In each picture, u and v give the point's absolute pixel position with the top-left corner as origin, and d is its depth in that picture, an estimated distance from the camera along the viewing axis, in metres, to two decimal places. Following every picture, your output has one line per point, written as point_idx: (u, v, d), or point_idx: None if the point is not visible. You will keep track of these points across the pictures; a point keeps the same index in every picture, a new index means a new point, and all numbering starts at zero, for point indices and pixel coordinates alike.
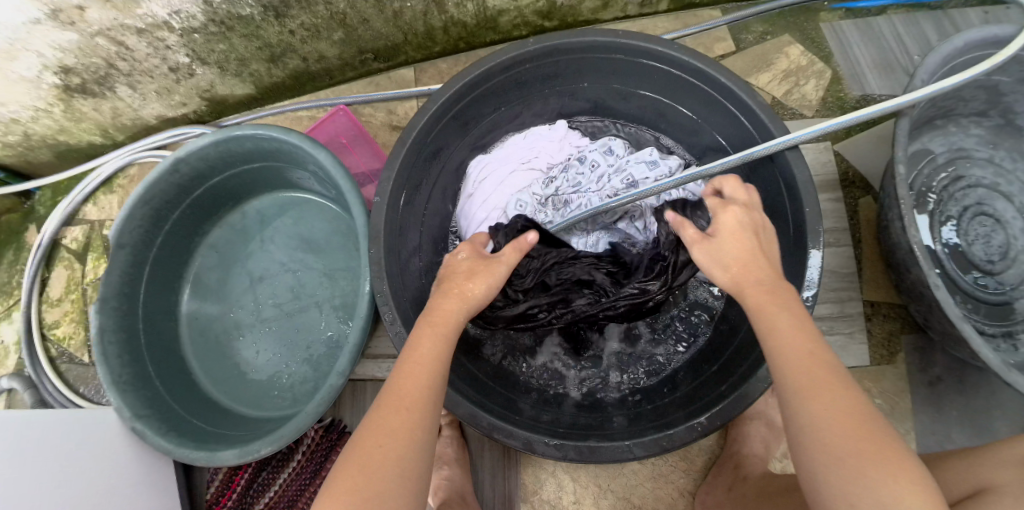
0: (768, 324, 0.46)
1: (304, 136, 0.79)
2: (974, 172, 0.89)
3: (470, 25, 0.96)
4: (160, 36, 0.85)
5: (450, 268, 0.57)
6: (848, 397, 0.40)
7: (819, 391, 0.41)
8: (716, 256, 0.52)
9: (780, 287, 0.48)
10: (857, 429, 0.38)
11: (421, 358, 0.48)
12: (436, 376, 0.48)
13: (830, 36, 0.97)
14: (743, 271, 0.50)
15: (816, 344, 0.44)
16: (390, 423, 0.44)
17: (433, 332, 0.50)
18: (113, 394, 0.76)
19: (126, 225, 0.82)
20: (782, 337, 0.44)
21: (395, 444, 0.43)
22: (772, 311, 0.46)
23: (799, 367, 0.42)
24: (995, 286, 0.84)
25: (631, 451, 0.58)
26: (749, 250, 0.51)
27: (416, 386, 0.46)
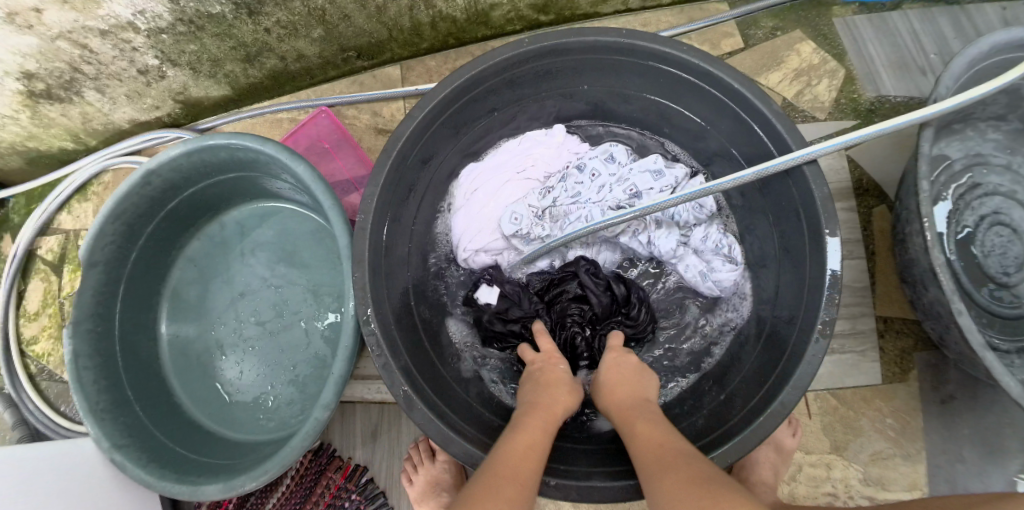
0: (632, 429, 0.51)
1: (281, 146, 0.74)
2: (991, 179, 0.83)
3: (460, 20, 0.89)
4: (126, 38, 0.79)
5: (545, 375, 0.63)
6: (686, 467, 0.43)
7: (665, 471, 0.43)
8: (599, 391, 0.61)
9: (644, 404, 0.55)
10: (694, 490, 0.39)
11: (530, 439, 0.51)
12: (540, 459, 0.49)
13: (842, 32, 0.90)
14: (614, 394, 0.58)
15: (661, 437, 0.48)
16: (499, 488, 0.43)
17: (541, 421, 0.54)
18: (89, 422, 0.72)
19: (98, 242, 0.77)
20: (636, 437, 0.50)
21: (504, 505, 0.41)
22: (635, 421, 0.52)
23: (651, 459, 0.46)
24: (1010, 300, 0.79)
25: (637, 492, 0.53)
26: (623, 374, 0.61)
27: (526, 463, 0.47)
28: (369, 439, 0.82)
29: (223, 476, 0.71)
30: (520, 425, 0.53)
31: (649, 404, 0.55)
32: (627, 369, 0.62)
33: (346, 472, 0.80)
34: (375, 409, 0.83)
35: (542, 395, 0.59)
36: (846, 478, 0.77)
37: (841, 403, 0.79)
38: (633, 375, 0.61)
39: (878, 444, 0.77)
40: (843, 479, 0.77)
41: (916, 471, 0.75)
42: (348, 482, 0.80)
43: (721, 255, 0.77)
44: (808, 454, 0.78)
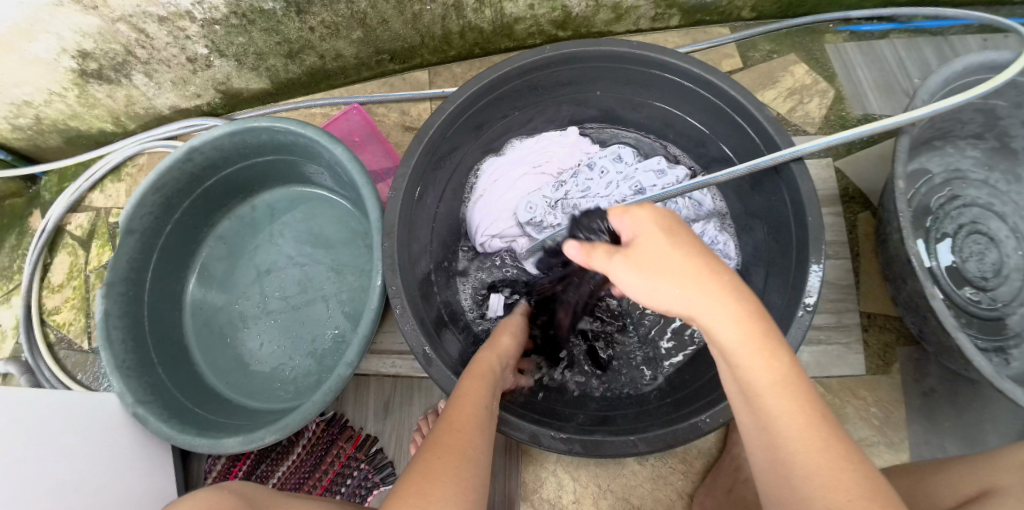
0: (754, 366, 0.41)
1: (320, 131, 0.80)
2: (969, 192, 0.91)
3: (486, 31, 0.98)
4: (181, 26, 0.86)
5: (496, 332, 0.71)
6: (847, 463, 0.37)
7: (826, 478, 0.37)
8: (658, 270, 0.47)
9: (756, 312, 0.43)
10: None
11: (472, 400, 0.54)
12: (485, 416, 0.53)
13: (834, 57, 1.00)
14: (704, 287, 0.44)
15: (803, 393, 0.40)
16: (445, 452, 0.47)
17: (479, 382, 0.57)
18: (115, 378, 0.76)
19: (137, 211, 0.82)
20: (768, 384, 0.41)
21: (451, 469, 0.45)
22: (772, 352, 0.42)
23: (794, 438, 0.39)
24: (988, 302, 0.86)
25: (637, 446, 0.59)
26: (702, 253, 0.47)
27: (467, 419, 0.51)
28: (380, 412, 0.86)
29: (242, 433, 0.75)
30: (464, 385, 0.56)
31: (764, 314, 0.44)
32: (700, 248, 0.48)
33: (357, 442, 0.84)
34: (389, 383, 0.87)
35: (479, 360, 0.62)
36: None
37: (828, 391, 0.84)
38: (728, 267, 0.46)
39: (862, 431, 0.82)
40: None
41: (898, 458, 0.80)
42: (358, 452, 0.83)
43: (717, 250, 0.85)
44: None
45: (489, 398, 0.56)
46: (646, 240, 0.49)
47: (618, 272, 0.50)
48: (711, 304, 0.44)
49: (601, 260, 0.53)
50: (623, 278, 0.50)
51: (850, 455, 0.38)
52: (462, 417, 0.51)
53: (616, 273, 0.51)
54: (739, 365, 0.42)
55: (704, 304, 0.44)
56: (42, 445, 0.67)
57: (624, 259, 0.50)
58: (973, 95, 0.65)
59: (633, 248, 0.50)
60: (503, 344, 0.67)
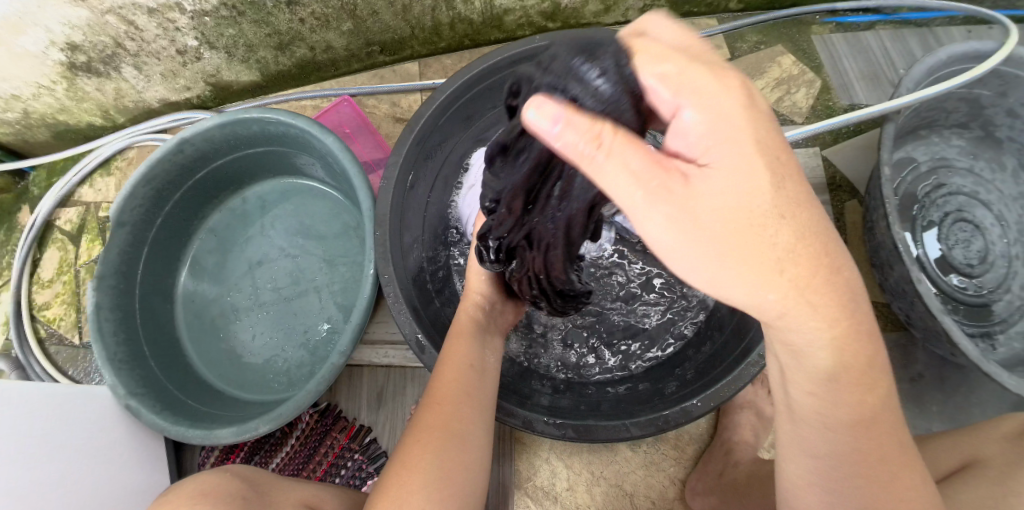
0: (835, 400, 0.40)
1: (311, 121, 0.80)
2: (955, 180, 0.93)
3: (476, 23, 0.98)
4: (171, 18, 0.86)
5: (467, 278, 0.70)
6: (911, 492, 0.40)
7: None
8: (735, 252, 0.35)
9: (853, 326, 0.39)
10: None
11: (457, 359, 0.57)
12: (468, 373, 0.56)
13: (820, 48, 1.01)
14: (789, 286, 0.35)
15: (880, 421, 0.41)
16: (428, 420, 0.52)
17: (461, 341, 0.59)
18: (107, 371, 0.75)
19: (128, 203, 0.82)
20: (847, 420, 0.40)
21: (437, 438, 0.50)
22: (861, 386, 0.40)
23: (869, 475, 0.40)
24: (974, 289, 0.87)
25: (629, 430, 0.59)
26: (794, 219, 0.35)
27: (448, 384, 0.54)
28: (373, 402, 0.86)
29: (235, 424, 0.75)
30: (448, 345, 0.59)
31: (864, 326, 0.39)
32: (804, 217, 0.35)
33: (351, 432, 0.84)
34: (382, 373, 0.88)
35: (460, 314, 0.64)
36: None
37: None
38: (832, 251, 0.37)
39: None
40: None
41: None
42: (352, 443, 0.84)
43: None
44: None
45: (474, 354, 0.58)
46: (722, 195, 0.34)
47: (658, 221, 0.35)
48: (812, 328, 0.37)
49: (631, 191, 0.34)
50: (657, 235, 0.36)
51: (909, 475, 0.41)
52: (446, 380, 0.55)
53: (649, 222, 0.35)
54: (816, 395, 0.41)
55: (800, 322, 0.37)
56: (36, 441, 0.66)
57: (673, 217, 0.35)
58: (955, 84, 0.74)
59: (703, 203, 0.34)
60: (472, 290, 0.68)
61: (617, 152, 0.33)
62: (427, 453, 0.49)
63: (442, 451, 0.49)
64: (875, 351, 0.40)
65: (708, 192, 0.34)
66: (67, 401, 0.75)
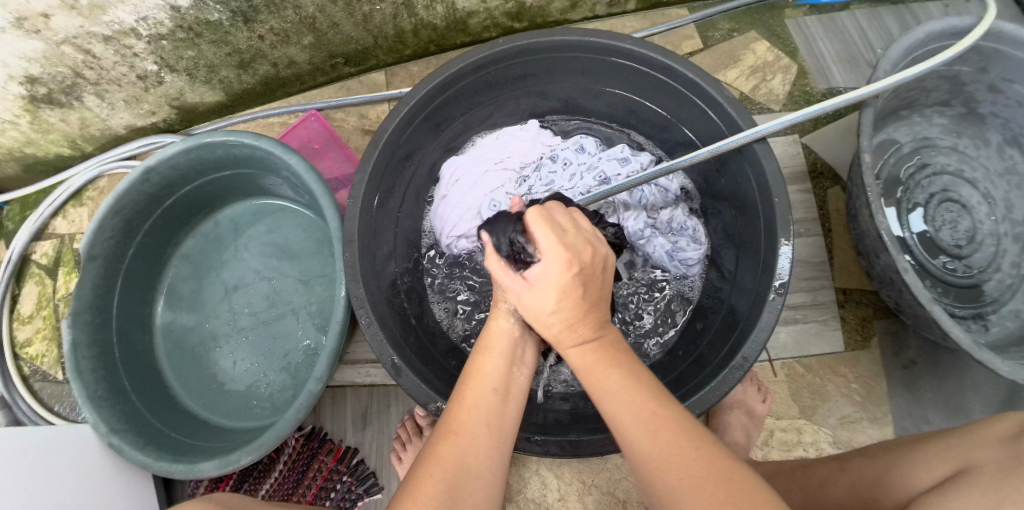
0: (596, 382, 0.44)
1: (275, 142, 0.79)
2: (938, 159, 0.91)
3: (440, 28, 0.96)
4: (128, 43, 0.84)
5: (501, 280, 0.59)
6: (683, 443, 0.38)
7: (661, 468, 0.38)
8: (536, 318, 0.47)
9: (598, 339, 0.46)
10: (708, 494, 0.35)
11: (481, 380, 0.47)
12: (493, 396, 0.46)
13: (795, 32, 0.99)
14: (569, 341, 0.46)
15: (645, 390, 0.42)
16: (438, 449, 0.41)
17: (489, 354, 0.49)
18: (88, 409, 0.74)
19: (98, 236, 0.80)
20: (609, 390, 0.43)
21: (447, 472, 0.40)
22: (605, 370, 0.44)
23: (638, 437, 0.39)
24: (963, 270, 0.86)
25: (613, 443, 0.58)
26: (576, 316, 0.46)
27: (468, 409, 0.44)
28: (359, 422, 0.85)
29: (218, 455, 0.74)
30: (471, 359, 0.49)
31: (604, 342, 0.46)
32: (593, 297, 0.47)
33: (338, 454, 0.83)
34: (365, 392, 0.87)
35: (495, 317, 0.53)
36: (816, 441, 0.81)
37: (807, 370, 0.84)
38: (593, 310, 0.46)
39: (845, 408, 0.83)
40: (814, 442, 0.81)
41: (882, 432, 0.81)
42: (340, 464, 0.83)
43: (687, 236, 0.83)
44: (779, 419, 0.83)
45: (503, 371, 0.48)
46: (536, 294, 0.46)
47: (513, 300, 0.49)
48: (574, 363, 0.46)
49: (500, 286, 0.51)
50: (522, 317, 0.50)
51: (685, 429, 0.39)
52: (465, 403, 0.45)
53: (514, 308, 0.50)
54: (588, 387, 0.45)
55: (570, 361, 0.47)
56: (33, 484, 0.67)
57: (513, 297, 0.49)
58: (937, 62, 0.62)
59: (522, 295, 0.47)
60: None
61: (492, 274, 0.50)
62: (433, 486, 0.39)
63: (453, 492, 0.39)
64: (633, 365, 0.45)
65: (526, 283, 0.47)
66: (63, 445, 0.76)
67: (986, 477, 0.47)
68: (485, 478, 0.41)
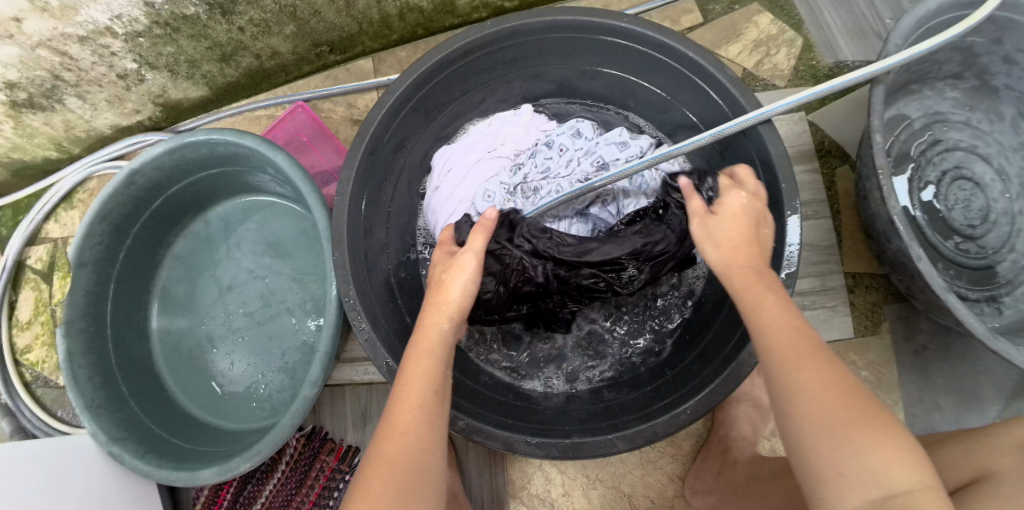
0: (745, 294, 0.46)
1: (260, 138, 0.76)
2: (950, 135, 0.87)
3: (427, 11, 0.91)
4: (104, 43, 0.81)
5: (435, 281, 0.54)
6: (819, 356, 0.39)
7: (801, 367, 0.39)
8: (708, 241, 0.52)
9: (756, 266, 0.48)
10: (831, 401, 0.37)
11: (418, 383, 0.45)
12: (431, 395, 0.44)
13: (799, 2, 0.93)
14: (737, 260, 0.49)
15: (784, 306, 0.44)
16: (384, 458, 0.41)
17: (429, 355, 0.47)
18: (86, 418, 0.73)
19: (86, 243, 0.78)
20: (756, 303, 0.45)
21: (392, 480, 0.39)
22: (759, 292, 0.46)
23: (782, 343, 0.41)
24: (977, 251, 0.82)
25: (616, 445, 0.57)
26: (751, 243, 0.51)
27: (410, 412, 0.43)
28: (359, 421, 0.84)
29: (218, 461, 0.73)
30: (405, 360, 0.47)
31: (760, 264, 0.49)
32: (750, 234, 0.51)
33: (339, 454, 0.82)
34: (364, 391, 0.85)
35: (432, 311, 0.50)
36: None
37: None
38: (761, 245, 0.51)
39: None
40: None
41: None
42: (341, 464, 0.81)
43: None
44: None
45: (441, 371, 0.46)
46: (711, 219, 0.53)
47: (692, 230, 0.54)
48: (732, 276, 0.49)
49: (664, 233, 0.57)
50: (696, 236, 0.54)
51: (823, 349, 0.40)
52: (406, 406, 0.43)
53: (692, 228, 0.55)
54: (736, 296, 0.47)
55: (726, 275, 0.49)
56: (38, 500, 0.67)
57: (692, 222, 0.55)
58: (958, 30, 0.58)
59: (700, 222, 0.54)
60: (447, 298, 0.50)
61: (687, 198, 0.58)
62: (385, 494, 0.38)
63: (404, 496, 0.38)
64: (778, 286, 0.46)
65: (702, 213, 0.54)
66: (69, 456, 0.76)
67: (1007, 485, 0.47)
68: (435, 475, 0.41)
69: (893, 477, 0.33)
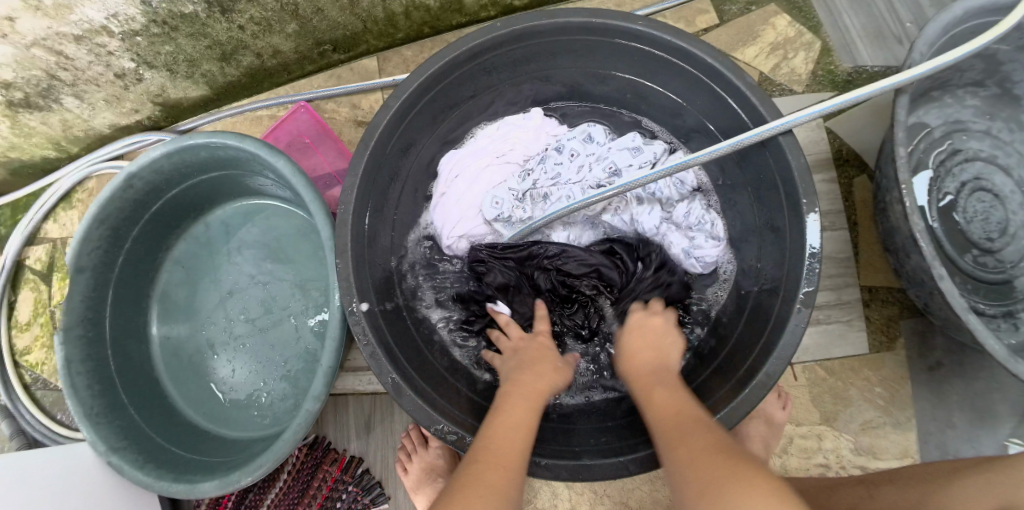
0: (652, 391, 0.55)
1: (261, 143, 0.73)
2: (971, 145, 0.83)
3: (433, 9, 0.88)
4: (101, 42, 0.78)
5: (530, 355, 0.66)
6: (692, 427, 0.46)
7: (680, 435, 0.45)
8: (630, 359, 0.63)
9: (665, 374, 0.59)
10: (700, 452, 0.41)
11: (523, 428, 0.52)
12: (524, 439, 0.50)
13: (818, 4, 0.90)
14: (641, 371, 0.61)
15: (678, 398, 0.52)
16: (483, 473, 0.45)
17: (529, 407, 0.55)
18: (84, 427, 0.72)
19: (83, 248, 0.77)
20: (656, 398, 0.54)
21: (486, 491, 0.42)
22: (654, 388, 0.56)
23: (667, 423, 0.48)
24: (994, 265, 0.80)
25: (627, 467, 0.55)
26: (659, 358, 0.62)
27: (509, 445, 0.49)
28: (363, 431, 0.83)
29: (219, 473, 0.72)
30: (502, 407, 0.55)
31: (665, 372, 0.59)
32: (662, 354, 0.63)
33: (342, 464, 0.81)
34: (368, 400, 0.84)
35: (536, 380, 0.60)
36: (837, 448, 0.78)
37: (829, 373, 0.80)
38: (667, 361, 0.62)
39: (867, 413, 0.79)
40: (835, 449, 0.78)
41: (906, 438, 0.77)
42: (344, 474, 0.80)
43: (704, 231, 0.77)
44: (798, 425, 0.79)
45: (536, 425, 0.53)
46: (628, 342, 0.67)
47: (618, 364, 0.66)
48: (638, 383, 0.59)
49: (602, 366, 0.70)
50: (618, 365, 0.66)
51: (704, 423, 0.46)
52: (512, 444, 0.49)
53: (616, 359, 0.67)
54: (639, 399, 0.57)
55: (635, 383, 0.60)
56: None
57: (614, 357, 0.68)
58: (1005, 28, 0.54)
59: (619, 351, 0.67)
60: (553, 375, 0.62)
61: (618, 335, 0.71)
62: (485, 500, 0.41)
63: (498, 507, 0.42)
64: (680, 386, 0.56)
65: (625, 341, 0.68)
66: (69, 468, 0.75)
67: None
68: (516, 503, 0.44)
69: (744, 500, 0.34)
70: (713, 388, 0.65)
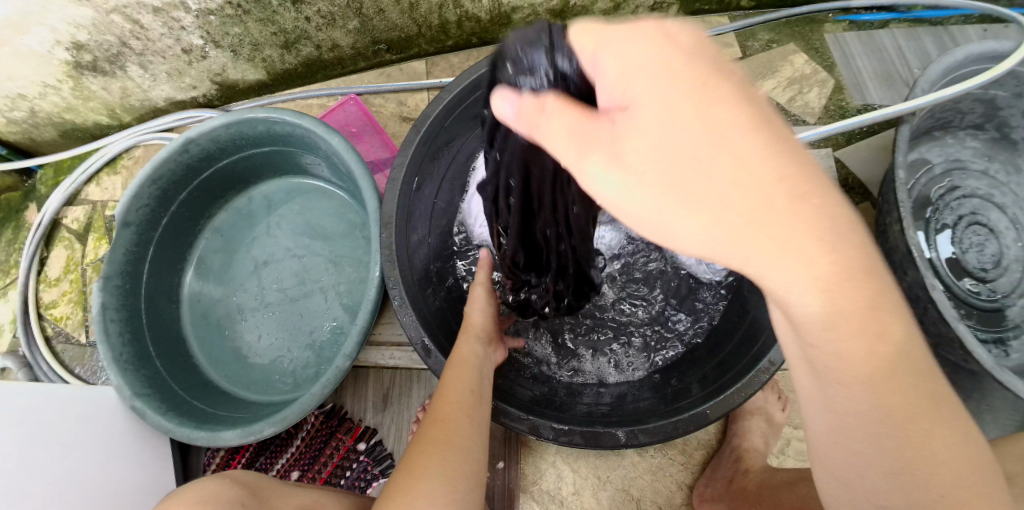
0: (840, 352, 0.34)
1: (317, 121, 0.79)
2: (969, 183, 0.91)
3: (484, 21, 0.97)
4: (176, 16, 0.85)
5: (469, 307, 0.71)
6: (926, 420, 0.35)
7: (917, 438, 0.35)
8: (682, 187, 0.32)
9: (860, 272, 0.33)
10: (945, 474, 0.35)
11: (459, 383, 0.57)
12: (466, 393, 0.57)
13: (833, 48, 0.99)
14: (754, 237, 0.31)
15: (901, 375, 0.35)
16: (429, 436, 0.55)
17: (461, 367, 0.59)
18: (113, 371, 0.75)
19: (133, 204, 0.81)
20: (865, 372, 0.34)
21: (435, 448, 0.53)
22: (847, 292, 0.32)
23: (901, 414, 0.35)
24: (987, 294, 0.86)
25: (635, 437, 0.59)
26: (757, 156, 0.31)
27: (449, 405, 0.56)
28: (379, 404, 0.86)
29: (240, 425, 0.75)
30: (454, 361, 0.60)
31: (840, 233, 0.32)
32: (784, 152, 0.31)
33: (356, 434, 0.84)
34: (387, 374, 0.88)
35: (461, 345, 0.63)
36: None
37: None
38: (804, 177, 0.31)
39: None
40: None
41: None
42: (357, 444, 0.83)
43: None
44: (796, 429, 0.83)
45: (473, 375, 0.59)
46: (648, 145, 0.32)
47: (587, 177, 0.35)
48: (764, 255, 0.31)
49: (560, 140, 0.35)
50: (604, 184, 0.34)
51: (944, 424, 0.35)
52: (448, 401, 0.56)
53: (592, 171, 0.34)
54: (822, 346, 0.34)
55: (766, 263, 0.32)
56: (47, 451, 0.67)
57: (593, 145, 0.34)
58: (968, 87, 0.66)
59: (632, 137, 0.33)
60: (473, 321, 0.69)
61: (641, 105, 0.33)
62: (424, 459, 0.52)
63: (441, 468, 0.51)
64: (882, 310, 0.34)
65: (648, 115, 0.32)
66: (86, 406, 0.77)
67: None
68: (464, 456, 0.53)
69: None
70: (720, 372, 0.68)
